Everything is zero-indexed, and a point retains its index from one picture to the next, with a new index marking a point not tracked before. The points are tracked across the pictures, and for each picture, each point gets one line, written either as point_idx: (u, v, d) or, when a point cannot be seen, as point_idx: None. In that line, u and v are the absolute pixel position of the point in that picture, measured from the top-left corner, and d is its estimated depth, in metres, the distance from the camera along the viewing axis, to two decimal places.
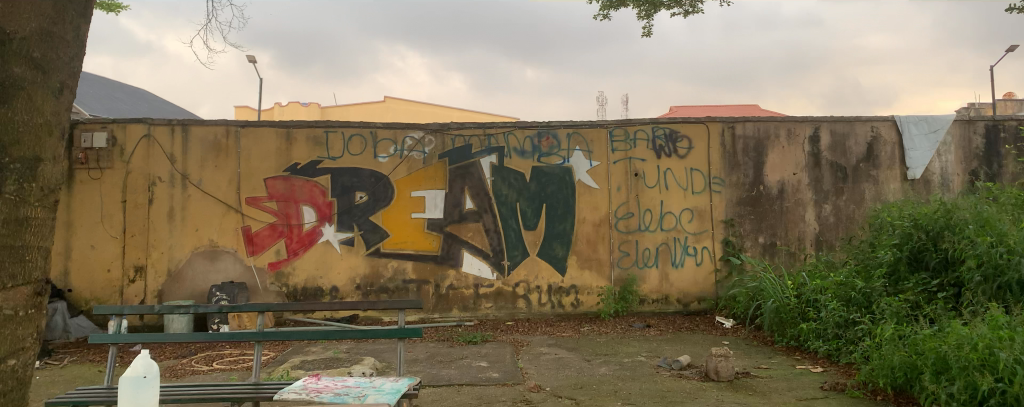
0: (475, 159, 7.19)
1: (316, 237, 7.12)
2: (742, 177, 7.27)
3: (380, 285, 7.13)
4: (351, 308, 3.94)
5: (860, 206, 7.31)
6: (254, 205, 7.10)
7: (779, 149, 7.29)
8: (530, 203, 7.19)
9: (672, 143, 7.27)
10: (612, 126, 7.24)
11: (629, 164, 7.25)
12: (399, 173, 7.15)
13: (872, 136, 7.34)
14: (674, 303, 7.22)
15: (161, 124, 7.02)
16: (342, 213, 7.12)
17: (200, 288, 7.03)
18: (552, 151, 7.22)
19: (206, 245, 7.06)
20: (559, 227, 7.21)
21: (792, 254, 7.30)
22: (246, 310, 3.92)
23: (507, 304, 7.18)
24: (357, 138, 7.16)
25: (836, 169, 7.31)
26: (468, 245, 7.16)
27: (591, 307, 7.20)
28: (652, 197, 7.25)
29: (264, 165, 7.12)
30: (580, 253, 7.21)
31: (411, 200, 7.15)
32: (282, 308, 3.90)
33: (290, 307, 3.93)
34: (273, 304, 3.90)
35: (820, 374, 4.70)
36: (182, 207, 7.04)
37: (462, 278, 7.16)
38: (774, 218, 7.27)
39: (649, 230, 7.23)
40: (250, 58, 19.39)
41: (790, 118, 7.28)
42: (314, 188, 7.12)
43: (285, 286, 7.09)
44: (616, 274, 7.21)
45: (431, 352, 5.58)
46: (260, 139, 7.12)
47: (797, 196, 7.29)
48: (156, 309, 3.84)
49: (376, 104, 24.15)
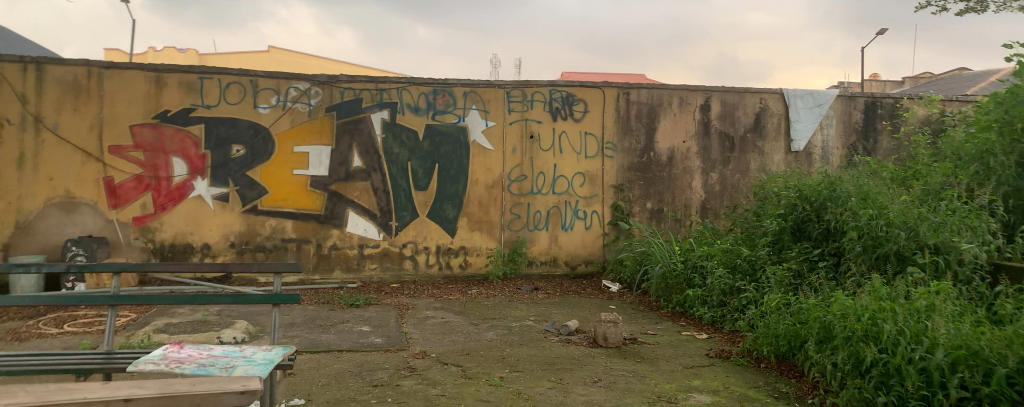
0: (365, 115, 6.83)
1: (187, 191, 6.62)
2: (634, 143, 7.25)
3: (257, 243, 6.74)
4: (220, 268, 3.58)
5: (744, 175, 7.45)
6: (118, 154, 6.52)
7: (672, 116, 7.29)
8: (422, 163, 6.93)
9: (568, 107, 7.14)
10: (508, 87, 7.03)
11: (525, 126, 7.08)
12: (281, 126, 6.72)
13: (761, 108, 7.44)
14: (562, 265, 7.17)
15: (12, 61, 6.28)
16: (216, 167, 6.64)
17: (53, 243, 6.44)
18: (446, 109, 6.95)
19: (62, 196, 6.45)
20: (450, 189, 6.99)
21: (678, 220, 7.37)
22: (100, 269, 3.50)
23: (392, 265, 6.93)
24: (236, 86, 6.66)
25: (724, 139, 7.39)
26: (354, 205, 6.84)
27: (478, 270, 7.06)
28: (545, 160, 7.13)
29: (130, 112, 6.52)
30: (470, 214, 7.03)
31: (294, 155, 6.74)
32: (142, 268, 3.50)
33: (150, 267, 3.54)
34: (130, 264, 3.50)
35: (705, 341, 4.72)
36: (34, 154, 6.38)
37: (347, 238, 6.85)
38: (663, 185, 7.31)
39: (541, 193, 7.12)
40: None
41: (682, 87, 7.27)
42: (186, 138, 6.60)
43: (151, 242, 6.60)
44: (506, 236, 7.08)
45: (309, 315, 5.29)
46: (127, 83, 6.50)
47: (686, 163, 7.34)
48: None
49: (259, 53, 23.04)
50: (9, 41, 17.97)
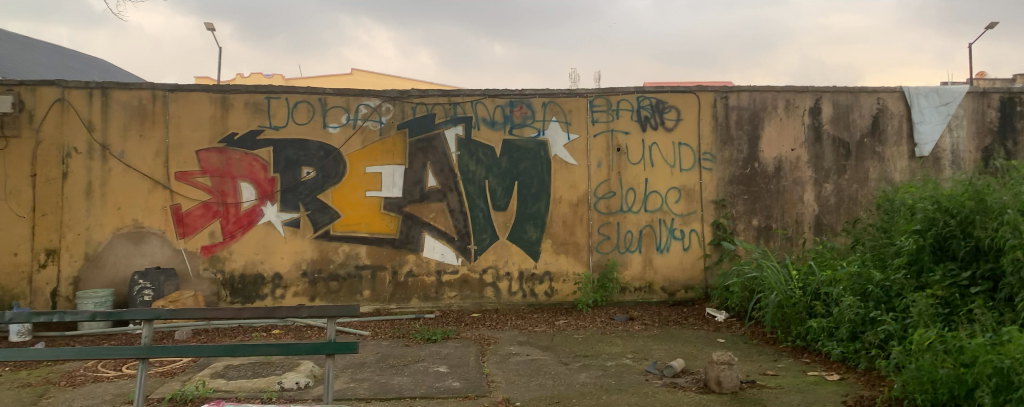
0: (438, 131, 6.37)
1: (256, 217, 6.27)
2: (735, 153, 6.54)
3: (330, 271, 6.32)
4: (264, 315, 2.99)
5: (863, 186, 6.61)
6: (185, 180, 6.23)
7: (777, 121, 6.55)
8: (500, 181, 6.40)
9: (659, 115, 6.51)
10: (592, 95, 6.46)
11: (611, 138, 6.48)
12: (351, 146, 6.31)
13: (878, 109, 6.63)
14: (658, 291, 6.49)
15: (77, 87, 6.09)
16: (286, 191, 6.27)
17: (123, 275, 6.17)
18: (524, 122, 6.42)
19: (129, 226, 6.19)
20: (533, 208, 6.43)
21: (790, 238, 6.58)
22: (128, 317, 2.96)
23: (472, 293, 6.40)
24: (303, 105, 6.30)
25: (838, 146, 6.59)
26: (430, 228, 6.36)
27: (566, 297, 6.46)
28: (636, 175, 6.49)
29: (196, 136, 6.23)
30: (555, 236, 6.44)
31: (365, 177, 6.31)
32: (178, 315, 2.95)
33: (184, 314, 3.00)
34: (164, 311, 2.94)
35: (839, 384, 4.01)
36: (101, 183, 6.15)
37: (423, 263, 6.36)
38: (770, 199, 6.55)
39: (632, 212, 6.48)
40: (206, 25, 18.32)
41: (788, 88, 6.54)
42: (254, 161, 6.26)
43: (220, 273, 6.25)
44: (595, 259, 6.46)
45: (381, 353, 4.80)
46: (192, 106, 6.22)
47: (795, 174, 6.57)
48: (5, 317, 2.92)
49: (343, 76, 23.14)
50: (111, 75, 18.52)
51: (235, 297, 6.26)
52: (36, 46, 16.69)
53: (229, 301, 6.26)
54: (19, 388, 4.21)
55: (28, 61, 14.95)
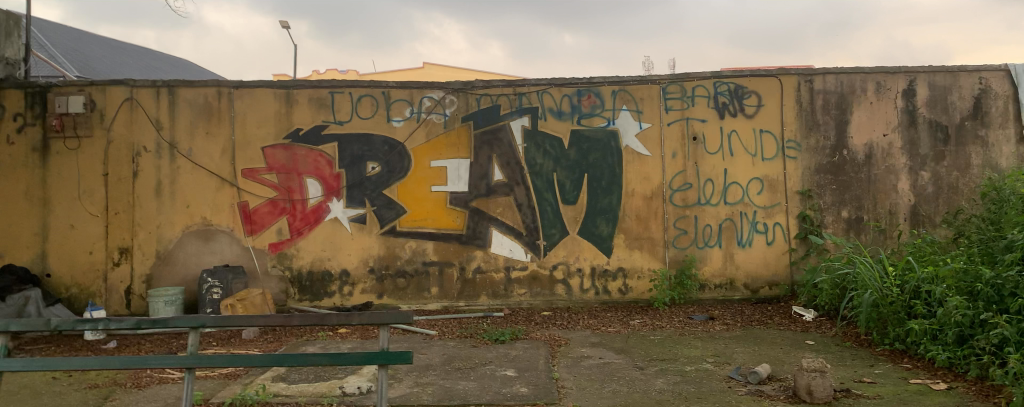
0: (505, 122, 6.15)
1: (322, 213, 6.18)
2: (821, 140, 6.12)
3: (396, 268, 6.18)
4: (315, 322, 2.88)
5: (965, 173, 6.09)
6: (251, 177, 6.18)
7: (867, 105, 6.10)
8: (570, 173, 6.14)
9: (737, 101, 6.13)
10: (665, 82, 6.14)
11: (686, 126, 6.14)
12: (416, 140, 6.16)
13: (980, 89, 6.08)
14: (740, 289, 6.13)
15: (145, 86, 6.12)
16: (352, 187, 6.16)
17: (193, 273, 6.16)
18: (594, 111, 6.14)
19: (198, 224, 6.18)
20: (604, 201, 6.15)
21: (883, 231, 6.11)
22: (173, 324, 2.92)
23: (543, 290, 6.17)
24: (367, 98, 6.17)
25: (935, 130, 6.09)
26: (498, 223, 6.15)
27: (641, 294, 6.17)
28: (713, 165, 6.14)
29: (261, 132, 6.18)
30: (628, 231, 6.15)
31: (431, 171, 6.15)
32: (222, 321, 2.88)
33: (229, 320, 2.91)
34: (209, 318, 2.88)
35: (946, 393, 3.64)
36: (171, 181, 6.16)
37: (491, 260, 6.17)
38: (861, 189, 6.10)
39: (710, 204, 6.13)
40: (283, 23, 18.61)
41: (879, 69, 6.08)
42: (319, 157, 6.17)
43: (288, 270, 6.19)
44: (672, 255, 6.14)
45: (447, 355, 4.62)
46: (257, 102, 6.17)
47: (888, 162, 6.10)
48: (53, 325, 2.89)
49: (415, 70, 23.17)
50: (193, 74, 19.00)
51: (303, 294, 6.19)
52: (125, 48, 17.23)
53: (298, 299, 6.19)
54: (86, 389, 4.20)
55: (115, 63, 15.42)
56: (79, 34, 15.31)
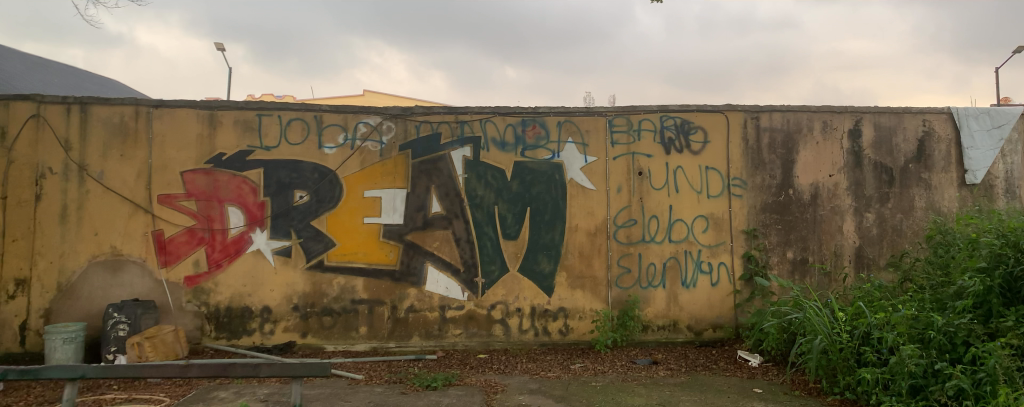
0: (444, 152, 5.85)
1: (244, 245, 5.75)
2: (768, 178, 5.98)
3: (323, 305, 5.78)
4: None
5: (908, 216, 6.02)
6: (168, 204, 5.73)
7: (813, 144, 6.00)
8: (511, 207, 5.86)
9: (684, 136, 5.97)
10: (611, 114, 5.94)
11: (632, 161, 5.94)
12: (349, 167, 5.80)
13: (923, 131, 6.06)
14: (684, 331, 5.91)
15: (54, 102, 5.64)
16: (277, 216, 5.76)
17: (98, 307, 5.64)
18: (538, 143, 5.89)
19: (107, 254, 5.68)
20: (546, 237, 5.88)
21: (828, 274, 5.99)
22: None
23: (479, 331, 5.84)
24: (298, 122, 5.81)
25: (880, 171, 6.02)
26: (434, 258, 5.82)
27: (582, 336, 5.89)
28: (659, 202, 5.94)
29: (181, 156, 5.74)
30: (570, 269, 5.89)
31: (364, 201, 5.80)
32: None
33: None
34: None
35: None
36: (78, 206, 5.66)
37: (425, 298, 5.82)
38: (806, 229, 5.97)
39: (655, 242, 5.92)
40: (219, 46, 18.03)
41: (825, 108, 6.00)
42: (243, 184, 5.76)
43: (205, 306, 5.72)
44: (615, 295, 5.89)
45: (374, 403, 4.25)
46: (177, 123, 5.74)
47: (833, 202, 6.00)
48: None
49: (356, 98, 22.75)
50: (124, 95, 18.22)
51: (220, 332, 5.73)
52: (51, 66, 16.39)
53: (214, 337, 5.73)
54: None
55: (36, 80, 14.63)
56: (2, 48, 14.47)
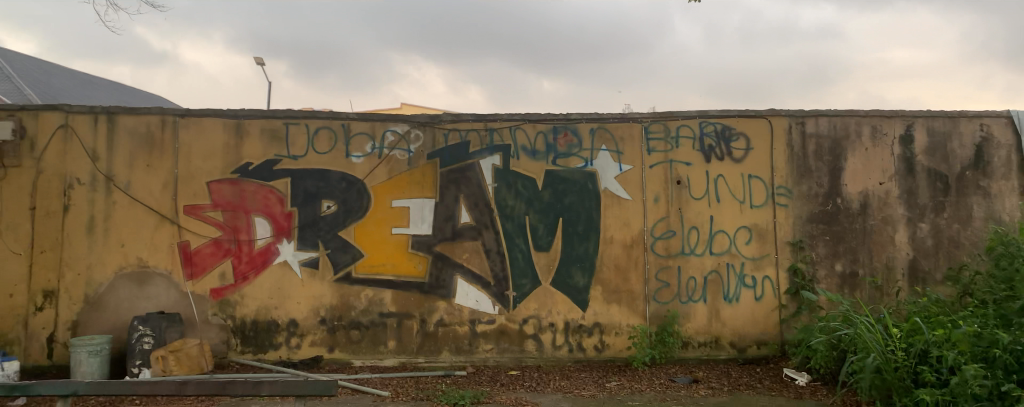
0: (474, 161, 5.67)
1: (270, 256, 5.62)
2: (814, 187, 5.68)
3: (351, 319, 5.62)
4: None
5: (966, 226, 5.68)
6: (194, 214, 5.63)
7: (861, 151, 5.70)
8: (544, 217, 5.65)
9: (725, 143, 5.70)
10: (647, 120, 5.71)
11: (670, 169, 5.69)
12: (377, 177, 5.65)
13: (981, 137, 5.71)
14: (726, 347, 5.64)
15: (82, 112, 5.58)
16: (304, 227, 5.62)
17: (124, 320, 5.55)
18: (571, 151, 5.68)
19: (133, 265, 5.59)
20: (580, 249, 5.66)
21: (880, 287, 5.67)
22: None
23: (511, 346, 5.63)
24: (325, 131, 5.67)
25: (934, 179, 5.69)
26: (463, 270, 5.63)
27: (619, 352, 5.64)
28: (698, 212, 5.68)
29: (207, 166, 5.64)
30: (606, 282, 5.65)
31: (392, 212, 5.63)
32: None
33: None
34: None
35: None
36: (105, 217, 5.58)
37: (455, 312, 5.63)
38: (856, 240, 5.66)
39: (694, 254, 5.66)
40: (258, 60, 18.17)
41: (874, 113, 5.69)
42: (270, 194, 5.63)
43: (231, 319, 5.60)
44: (652, 310, 5.64)
45: None
46: (204, 132, 5.64)
47: (884, 212, 5.68)
48: None
49: None
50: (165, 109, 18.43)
51: (246, 346, 5.60)
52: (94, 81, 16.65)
53: (239, 351, 5.60)
54: None
55: (80, 94, 14.85)
56: (49, 65, 14.69)
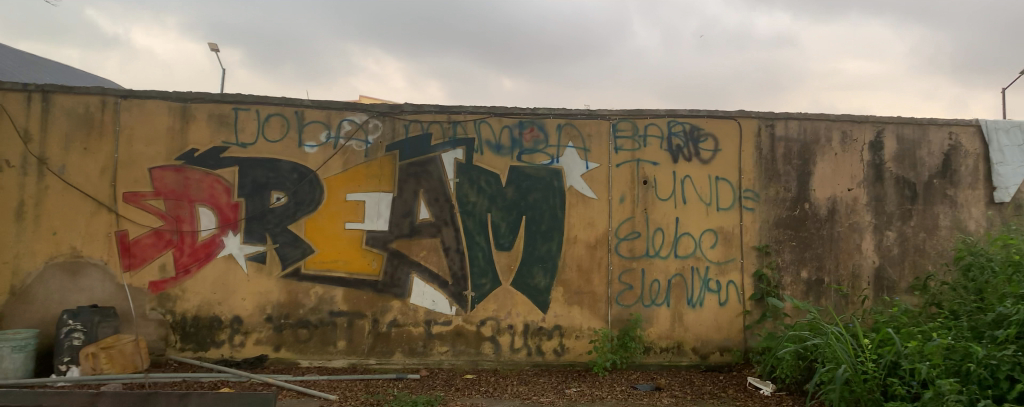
0: (434, 154, 5.42)
1: (215, 249, 5.30)
2: (782, 191, 5.56)
3: (299, 317, 5.34)
4: None
5: (932, 235, 5.60)
6: (133, 202, 5.28)
7: (831, 155, 5.58)
8: (505, 215, 5.43)
9: (693, 144, 5.55)
10: (615, 118, 5.52)
11: (636, 168, 5.51)
12: (331, 168, 5.37)
13: (950, 145, 5.64)
14: (689, 353, 5.48)
15: (14, 90, 5.19)
16: (252, 219, 5.32)
17: (54, 313, 5.19)
18: (535, 147, 5.47)
19: (65, 255, 5.23)
20: (542, 249, 5.45)
21: (845, 295, 5.56)
22: None
23: (467, 349, 5.40)
24: (277, 118, 5.37)
25: (902, 186, 5.60)
26: (420, 268, 5.39)
27: (579, 357, 5.45)
28: (664, 213, 5.51)
29: (150, 151, 5.30)
30: (567, 284, 5.45)
31: (346, 205, 5.36)
32: None
33: None
34: None
35: None
36: (36, 203, 5.21)
37: (410, 312, 5.38)
38: (822, 247, 5.55)
39: (659, 257, 5.49)
40: (215, 47, 17.64)
41: (845, 117, 5.58)
42: (216, 183, 5.32)
43: (170, 314, 5.27)
44: (615, 313, 5.46)
45: None
46: (147, 116, 5.30)
47: (852, 219, 5.58)
48: None
49: None
50: None
51: (186, 343, 5.28)
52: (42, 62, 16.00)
53: (179, 348, 5.27)
54: None
55: (25, 75, 14.22)
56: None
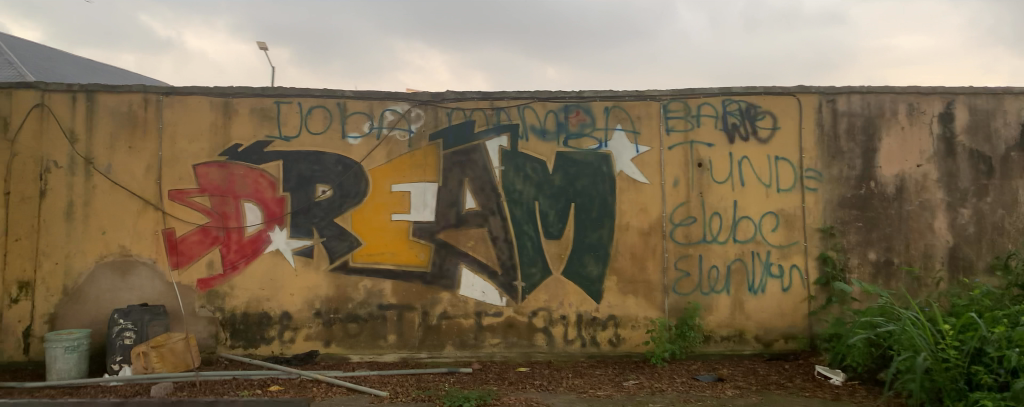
0: (479, 142, 5.26)
1: (261, 244, 5.24)
2: (846, 169, 5.27)
3: (347, 311, 5.25)
4: None
5: (1010, 211, 5.26)
6: (180, 200, 5.24)
7: (897, 130, 5.28)
8: (554, 202, 5.26)
9: (750, 123, 5.29)
10: (666, 98, 5.30)
11: (690, 150, 5.28)
12: (376, 159, 5.26)
13: None
14: (751, 342, 5.25)
15: (59, 90, 5.19)
16: (297, 213, 5.24)
17: (106, 313, 5.18)
18: (583, 131, 5.28)
19: (115, 254, 5.22)
20: (594, 236, 5.26)
21: (917, 277, 5.26)
22: None
23: (519, 341, 5.25)
24: (319, 111, 5.27)
25: (977, 161, 5.27)
26: (468, 259, 5.25)
27: (635, 347, 5.26)
28: (721, 196, 5.27)
29: (194, 147, 5.25)
30: (621, 272, 5.26)
31: (391, 197, 5.24)
32: None
33: None
34: None
35: None
36: (84, 202, 5.20)
37: (460, 304, 5.24)
38: (891, 227, 5.25)
39: (717, 242, 5.26)
40: (262, 46, 17.80)
41: (912, 89, 5.27)
42: (261, 178, 5.25)
43: (219, 311, 5.23)
44: (672, 301, 5.25)
45: None
46: (190, 112, 5.25)
47: (922, 196, 5.27)
48: None
49: None
50: None
51: (236, 340, 5.23)
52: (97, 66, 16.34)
53: (229, 345, 5.23)
54: None
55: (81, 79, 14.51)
56: (51, 49, 14.35)
